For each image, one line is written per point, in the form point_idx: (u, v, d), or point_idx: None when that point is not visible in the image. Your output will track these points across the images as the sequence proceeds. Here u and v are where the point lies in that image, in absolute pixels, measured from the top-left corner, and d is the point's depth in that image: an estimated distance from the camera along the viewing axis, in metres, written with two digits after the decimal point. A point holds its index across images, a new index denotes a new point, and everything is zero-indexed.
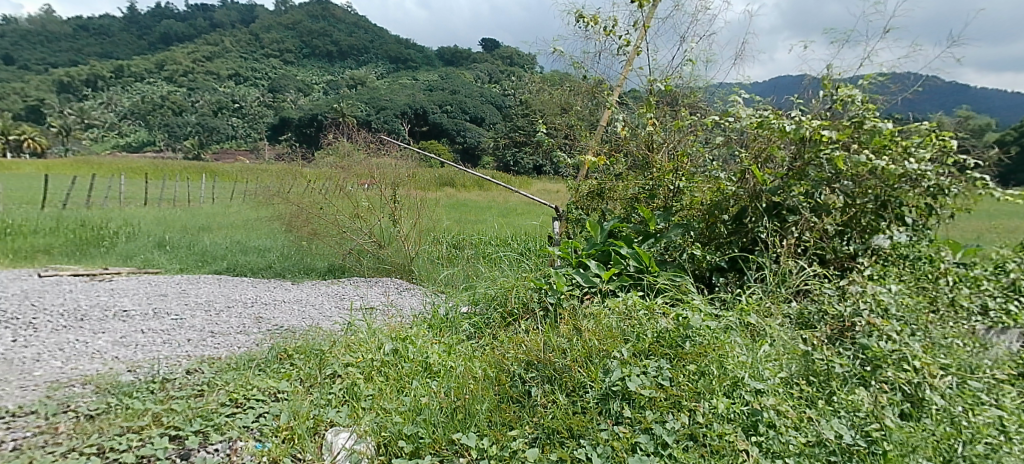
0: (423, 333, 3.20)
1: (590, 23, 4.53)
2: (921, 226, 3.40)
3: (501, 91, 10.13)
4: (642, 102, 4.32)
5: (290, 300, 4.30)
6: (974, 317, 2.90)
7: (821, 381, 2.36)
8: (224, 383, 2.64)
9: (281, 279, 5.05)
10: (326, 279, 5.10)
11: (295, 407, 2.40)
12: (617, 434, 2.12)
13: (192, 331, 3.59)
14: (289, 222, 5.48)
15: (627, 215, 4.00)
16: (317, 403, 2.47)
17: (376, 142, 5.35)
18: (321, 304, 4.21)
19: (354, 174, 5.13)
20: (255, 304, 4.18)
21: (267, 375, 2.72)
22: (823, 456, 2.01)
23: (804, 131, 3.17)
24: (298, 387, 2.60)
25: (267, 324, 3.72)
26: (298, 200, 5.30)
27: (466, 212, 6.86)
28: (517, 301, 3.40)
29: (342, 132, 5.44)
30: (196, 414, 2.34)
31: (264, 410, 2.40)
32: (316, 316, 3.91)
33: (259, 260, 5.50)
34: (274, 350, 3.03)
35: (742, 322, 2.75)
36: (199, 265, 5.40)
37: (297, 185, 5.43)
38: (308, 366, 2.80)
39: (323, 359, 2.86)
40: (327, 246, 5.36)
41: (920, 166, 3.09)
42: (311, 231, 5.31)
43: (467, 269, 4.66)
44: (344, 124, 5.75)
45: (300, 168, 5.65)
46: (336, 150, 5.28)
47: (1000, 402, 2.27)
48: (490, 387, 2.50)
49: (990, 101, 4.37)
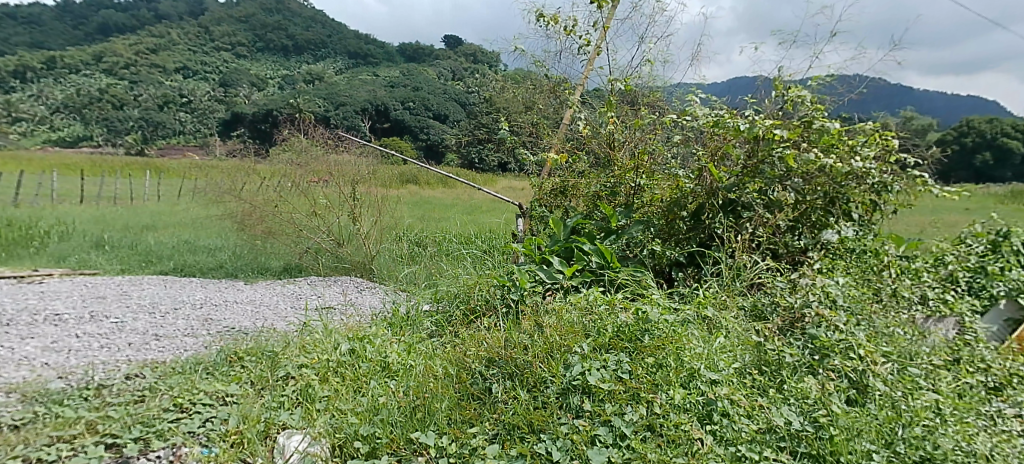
0: (383, 332, 3.14)
1: (550, 23, 4.56)
2: (867, 221, 3.58)
3: (465, 87, 10.07)
4: (602, 101, 4.38)
5: (243, 301, 4.17)
6: (914, 306, 2.97)
7: (772, 371, 2.45)
8: (168, 388, 2.53)
9: (233, 279, 4.93)
10: (281, 278, 4.99)
11: (244, 411, 2.33)
12: (577, 428, 2.15)
13: (134, 334, 3.46)
14: (240, 220, 5.25)
15: (589, 212, 4.06)
16: (268, 406, 2.40)
17: (333, 139, 5.21)
18: (276, 305, 4.09)
19: (311, 172, 4.99)
20: (204, 306, 4.04)
21: (214, 379, 2.63)
22: (773, 442, 2.09)
23: (757, 130, 3.29)
24: (249, 390, 2.52)
25: (216, 325, 3.61)
26: (251, 199, 5.11)
27: (430, 209, 6.70)
28: (480, 298, 3.40)
29: (299, 128, 5.33)
30: (136, 420, 2.25)
31: (211, 415, 2.33)
32: (270, 317, 3.80)
33: (208, 260, 5.33)
34: (223, 353, 2.91)
35: (699, 315, 2.83)
36: (141, 266, 5.21)
37: (251, 182, 5.19)
38: (258, 368, 2.70)
39: (276, 361, 2.76)
40: (282, 245, 5.19)
41: (865, 165, 3.24)
42: (265, 230, 5.13)
43: (431, 267, 4.60)
44: (301, 120, 5.61)
45: (252, 164, 5.30)
46: (292, 146, 5.10)
47: (936, 386, 2.35)
48: (450, 385, 2.52)
49: (930, 103, 4.60)
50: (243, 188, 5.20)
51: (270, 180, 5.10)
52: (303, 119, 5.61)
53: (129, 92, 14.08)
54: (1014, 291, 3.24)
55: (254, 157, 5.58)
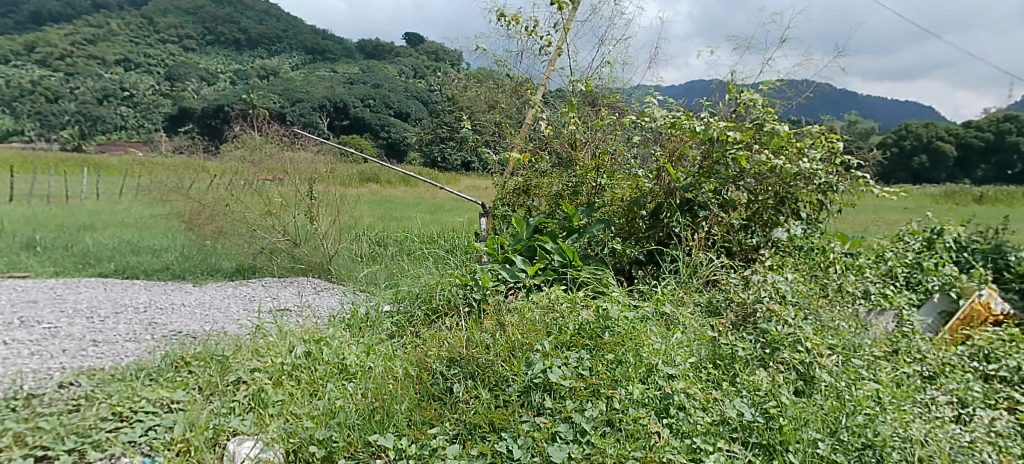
0: (341, 334, 3.08)
1: (511, 23, 4.57)
2: (814, 220, 3.70)
3: (427, 86, 9.99)
4: (564, 102, 4.41)
5: (191, 303, 4.04)
6: (857, 300, 3.09)
7: (726, 364, 2.52)
8: (106, 396, 2.43)
9: (181, 280, 4.77)
10: (233, 280, 4.87)
11: (191, 418, 2.26)
12: (538, 425, 2.17)
13: (70, 340, 3.31)
14: (187, 220, 5.00)
15: (552, 211, 4.12)
16: (217, 412, 2.33)
17: (288, 136, 5.07)
18: (227, 307, 3.97)
19: (264, 170, 4.83)
20: (148, 309, 3.90)
21: (158, 385, 2.53)
22: (725, 433, 2.15)
23: (712, 132, 3.39)
24: (196, 396, 2.44)
25: (161, 329, 3.49)
26: (199, 197, 4.92)
27: (391, 209, 6.55)
28: (442, 298, 3.38)
29: (251, 124, 5.15)
30: (71, 431, 2.16)
31: (154, 423, 2.25)
32: (220, 320, 3.68)
33: (153, 261, 5.13)
34: (168, 357, 2.80)
35: (657, 311, 2.89)
36: (78, 268, 4.98)
37: (199, 181, 5.06)
38: (207, 373, 2.61)
39: (225, 366, 2.66)
40: (234, 245, 5.00)
41: (812, 166, 3.37)
42: (214, 230, 4.92)
43: (392, 266, 4.55)
44: (255, 115, 5.43)
45: (201, 161, 5.22)
46: (245, 143, 4.94)
47: (878, 376, 2.45)
48: (410, 386, 2.51)
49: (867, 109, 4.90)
50: (191, 186, 5.00)
51: (220, 178, 4.97)
52: (257, 115, 5.44)
53: (65, 85, 12.95)
54: (947, 285, 3.38)
55: (202, 152, 5.43)
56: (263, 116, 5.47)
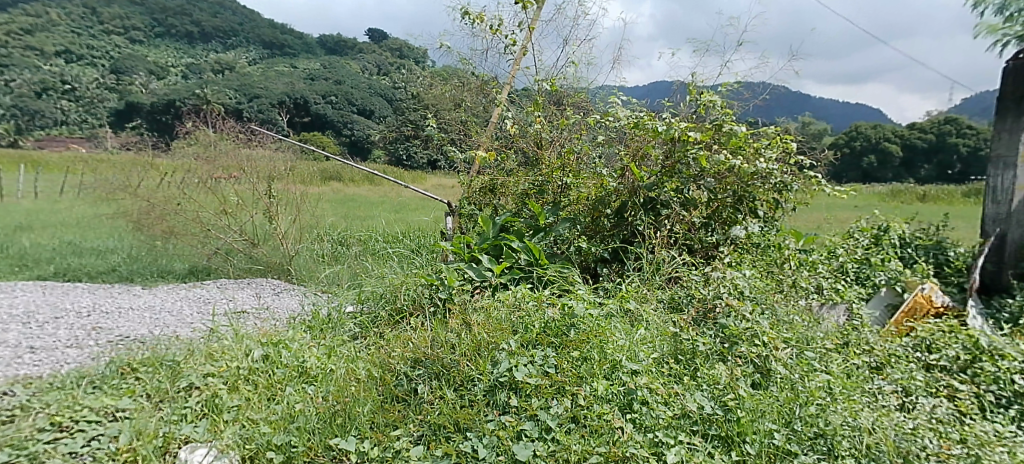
0: (301, 336, 3.01)
1: (475, 21, 4.54)
2: (770, 218, 3.79)
3: (391, 84, 9.86)
4: (529, 101, 4.41)
5: (139, 307, 3.87)
6: (810, 295, 3.18)
7: (687, 359, 2.56)
8: (44, 405, 2.31)
9: (128, 283, 4.55)
10: (185, 282, 4.65)
11: (138, 426, 2.18)
12: (503, 424, 2.16)
13: (5, 347, 3.15)
14: (135, 220, 4.78)
15: (518, 210, 4.13)
16: (167, 419, 2.25)
17: (244, 133, 4.83)
18: (179, 310, 3.81)
19: (218, 169, 4.59)
20: (91, 314, 3.72)
21: (102, 393, 2.42)
22: (686, 426, 2.18)
23: (673, 132, 3.46)
24: (144, 403, 2.35)
25: (106, 334, 3.35)
26: (148, 196, 4.67)
27: (355, 207, 6.41)
28: (407, 298, 3.34)
29: (203, 119, 4.90)
30: (5, 443, 2.06)
31: (98, 433, 2.16)
32: (171, 324, 3.54)
33: (97, 262, 4.85)
34: (113, 364, 2.68)
35: (621, 308, 2.93)
36: (12, 271, 4.66)
37: (147, 178, 4.73)
38: (155, 379, 2.50)
39: (176, 371, 2.56)
40: (187, 245, 4.81)
41: (768, 166, 3.47)
42: (166, 229, 4.71)
43: (354, 267, 4.45)
44: (208, 111, 5.17)
45: (149, 158, 4.85)
46: (197, 140, 4.69)
47: (829, 367, 2.51)
48: (374, 388, 2.47)
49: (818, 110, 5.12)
50: (139, 185, 4.72)
51: (172, 176, 4.69)
52: (209, 110, 5.21)
53: None
54: (893, 280, 3.44)
55: (151, 148, 5.07)
56: (217, 112, 5.30)
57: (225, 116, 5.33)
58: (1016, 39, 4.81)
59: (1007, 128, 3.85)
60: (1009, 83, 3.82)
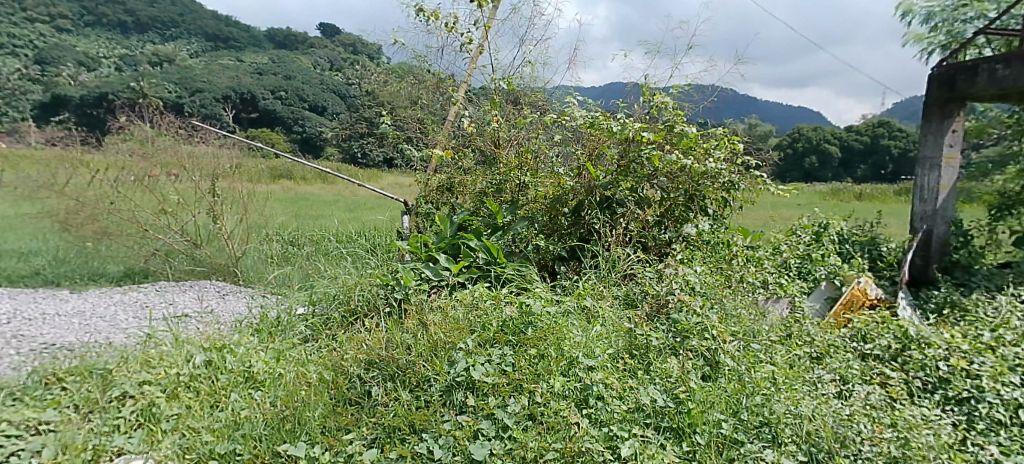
0: (248, 340, 2.91)
1: (430, 18, 4.50)
2: (720, 216, 3.89)
3: (345, 80, 9.64)
4: (486, 100, 4.40)
5: (69, 313, 3.64)
6: (757, 289, 3.28)
7: (641, 354, 2.60)
8: None
9: (54, 288, 4.27)
10: (120, 286, 4.38)
11: (65, 439, 2.07)
12: (460, 424, 2.15)
13: None
14: (62, 220, 4.38)
15: (476, 209, 4.09)
16: (97, 431, 2.15)
17: (185, 128, 4.64)
18: (113, 315, 3.61)
19: (155, 165, 4.38)
20: (14, 321, 3.49)
21: (24, 406, 2.28)
22: (640, 419, 2.22)
23: (628, 132, 3.53)
24: (71, 414, 2.23)
25: (28, 343, 3.14)
26: (78, 194, 4.31)
27: (307, 206, 6.26)
28: (361, 299, 3.27)
29: (138, 114, 4.65)
30: None
31: (19, 448, 2.04)
32: (103, 330, 3.36)
33: (16, 264, 4.44)
34: (36, 374, 2.53)
35: (578, 305, 2.95)
36: None
37: (76, 175, 4.32)
38: (84, 389, 2.37)
39: (107, 380, 2.43)
40: (121, 247, 4.47)
41: (717, 166, 3.58)
42: (98, 230, 4.38)
43: (305, 268, 4.32)
44: (144, 105, 4.90)
45: (78, 154, 4.41)
46: (133, 135, 4.47)
47: (774, 358, 2.60)
48: (325, 392, 2.40)
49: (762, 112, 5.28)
50: (67, 183, 4.32)
51: (104, 174, 4.33)
52: (147, 105, 4.96)
53: None
54: (832, 274, 3.62)
55: (80, 144, 4.55)
56: (154, 106, 5.03)
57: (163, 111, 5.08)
58: (939, 47, 5.09)
59: (932, 131, 4.07)
60: (933, 90, 4.05)
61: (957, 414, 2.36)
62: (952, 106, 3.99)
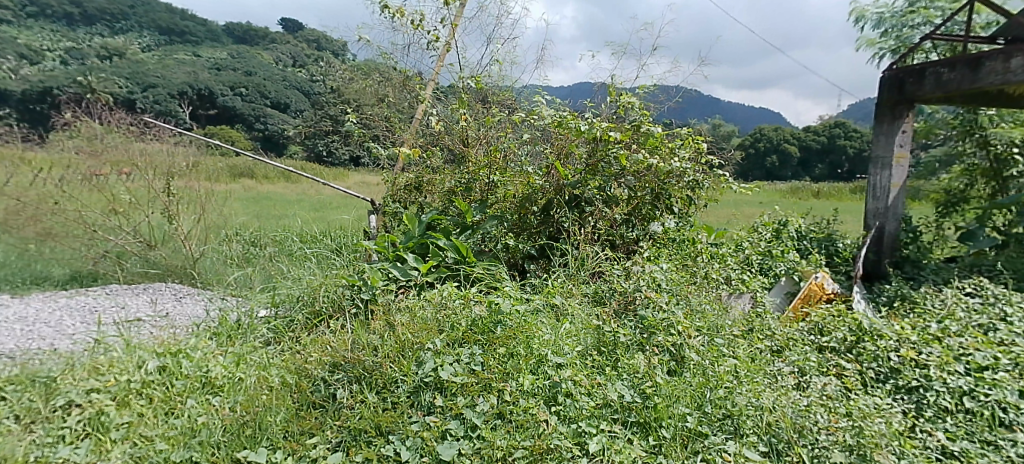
0: (206, 344, 2.82)
1: (396, 15, 4.44)
2: (685, 214, 3.95)
3: (309, 76, 9.46)
4: (454, 98, 4.36)
5: (11, 319, 3.46)
6: (721, 285, 3.33)
7: (609, 350, 2.61)
8: None
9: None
10: (66, 290, 4.20)
11: (6, 452, 1.98)
12: (428, 425, 2.13)
13: None
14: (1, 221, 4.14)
15: (445, 208, 4.05)
16: (41, 443, 2.05)
17: (136, 125, 4.44)
18: (59, 320, 3.45)
19: (104, 164, 4.19)
20: None
21: None
22: (608, 415, 2.23)
23: (595, 132, 3.55)
24: (11, 426, 2.13)
25: None
26: (19, 194, 4.08)
27: (269, 205, 6.13)
28: (326, 300, 3.21)
29: (86, 110, 4.43)
30: None
31: None
32: (47, 336, 3.20)
33: None
34: None
35: (548, 303, 2.96)
36: None
37: (17, 174, 4.09)
38: (25, 399, 2.26)
39: (51, 388, 2.32)
40: (68, 249, 4.29)
41: (682, 165, 3.64)
42: (42, 231, 4.17)
43: (267, 268, 4.22)
44: (91, 101, 4.68)
45: (19, 151, 4.18)
46: (78, 132, 4.24)
47: (736, 352, 2.64)
48: (288, 396, 2.35)
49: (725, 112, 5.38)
50: (6, 181, 4.06)
51: (48, 172, 4.10)
52: (94, 100, 4.74)
53: None
54: (791, 270, 3.68)
55: (20, 140, 4.27)
56: (103, 101, 4.82)
57: (114, 107, 4.88)
58: (889, 51, 5.29)
59: (883, 132, 4.20)
60: (884, 93, 4.19)
61: (906, 403, 2.42)
62: (901, 108, 4.13)
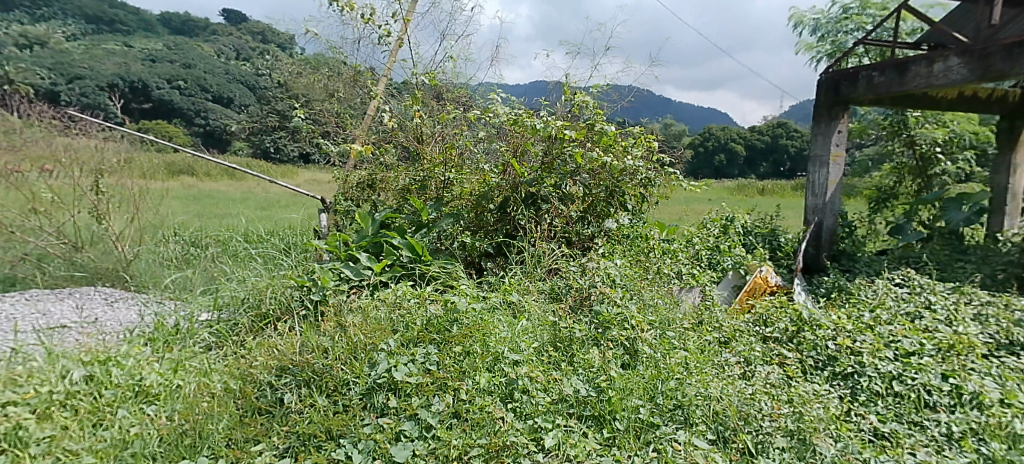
0: (139, 351, 2.67)
1: (345, 9, 4.31)
2: (639, 211, 3.99)
3: (253, 69, 9.13)
4: (408, 95, 4.28)
5: None
6: (673, 280, 3.38)
7: (566, 346, 2.61)
8: None
9: None
10: None
11: None
12: (380, 427, 2.07)
13: None
14: None
15: (399, 206, 3.97)
16: None
17: (60, 119, 4.15)
18: None
19: (24, 160, 3.87)
20: None
21: None
22: (564, 410, 2.22)
23: (550, 130, 3.56)
24: None
25: None
26: None
27: (210, 204, 5.90)
28: (273, 302, 3.09)
29: (1, 102, 4.11)
30: None
31: None
32: None
33: None
34: None
35: (505, 301, 2.94)
36: None
37: None
38: None
39: None
40: None
41: (635, 163, 3.70)
42: None
43: (210, 269, 4.04)
44: (10, 93, 4.36)
45: None
46: None
47: (687, 344, 2.68)
48: (232, 402, 2.24)
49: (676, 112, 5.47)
50: None
51: None
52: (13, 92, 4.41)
53: None
54: (738, 264, 3.81)
55: None
56: (21, 93, 4.49)
57: (34, 99, 4.52)
58: (826, 55, 5.52)
59: (821, 132, 4.36)
60: (821, 95, 4.35)
61: (842, 388, 2.51)
62: (838, 109, 4.30)
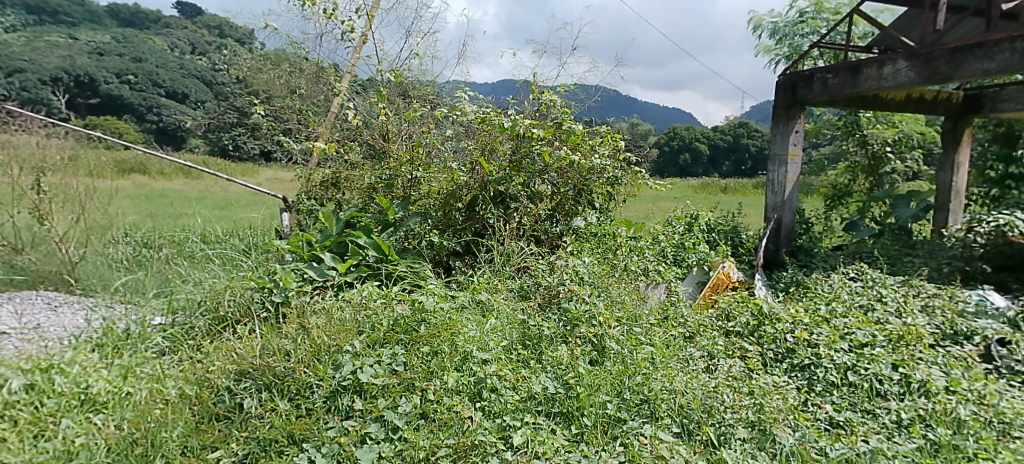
0: (86, 358, 2.53)
1: (306, 4, 4.20)
2: (606, 209, 4.01)
3: (209, 65, 8.85)
4: (373, 92, 4.19)
5: None
6: (639, 277, 3.40)
7: (534, 344, 2.59)
8: None
9: None
10: None
11: None
12: (345, 430, 2.01)
13: None
14: None
15: (365, 205, 3.89)
16: None
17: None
18: None
19: None
20: None
21: None
22: (533, 408, 2.20)
23: (518, 128, 3.53)
24: None
25: None
26: None
27: (166, 204, 5.68)
28: (232, 305, 2.97)
29: None
30: None
31: None
32: None
33: None
34: None
35: (473, 300, 2.90)
36: None
37: None
38: None
39: None
40: None
41: (602, 162, 3.72)
42: None
43: (165, 271, 3.88)
44: None
45: None
46: None
47: (653, 339, 2.68)
48: (187, 409, 2.14)
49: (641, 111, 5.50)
50: None
51: None
52: None
53: None
54: (702, 261, 3.82)
55: None
56: None
57: None
58: (785, 57, 5.65)
59: (780, 131, 4.44)
60: (779, 95, 4.43)
61: (800, 379, 2.56)
62: (795, 110, 4.39)
